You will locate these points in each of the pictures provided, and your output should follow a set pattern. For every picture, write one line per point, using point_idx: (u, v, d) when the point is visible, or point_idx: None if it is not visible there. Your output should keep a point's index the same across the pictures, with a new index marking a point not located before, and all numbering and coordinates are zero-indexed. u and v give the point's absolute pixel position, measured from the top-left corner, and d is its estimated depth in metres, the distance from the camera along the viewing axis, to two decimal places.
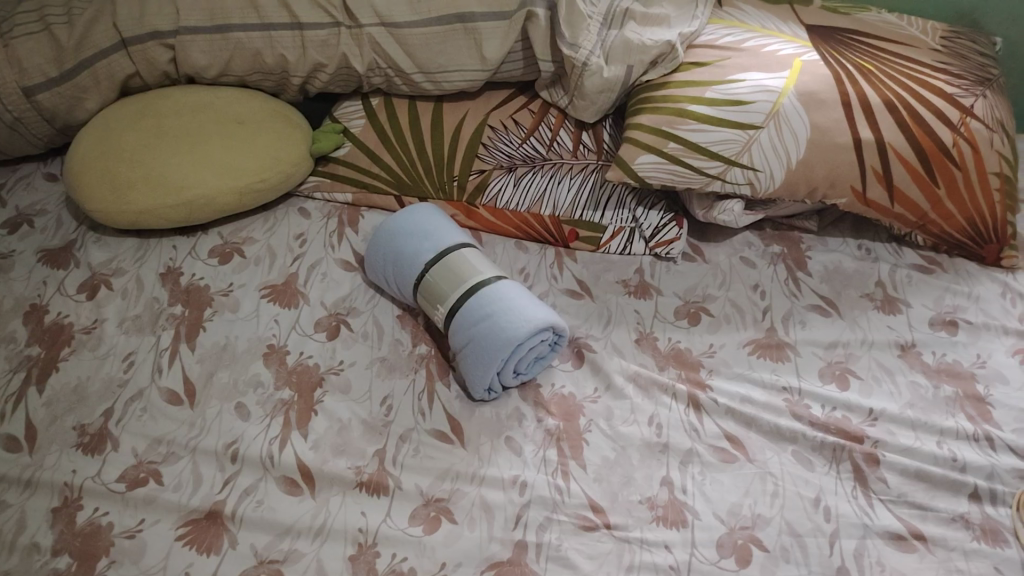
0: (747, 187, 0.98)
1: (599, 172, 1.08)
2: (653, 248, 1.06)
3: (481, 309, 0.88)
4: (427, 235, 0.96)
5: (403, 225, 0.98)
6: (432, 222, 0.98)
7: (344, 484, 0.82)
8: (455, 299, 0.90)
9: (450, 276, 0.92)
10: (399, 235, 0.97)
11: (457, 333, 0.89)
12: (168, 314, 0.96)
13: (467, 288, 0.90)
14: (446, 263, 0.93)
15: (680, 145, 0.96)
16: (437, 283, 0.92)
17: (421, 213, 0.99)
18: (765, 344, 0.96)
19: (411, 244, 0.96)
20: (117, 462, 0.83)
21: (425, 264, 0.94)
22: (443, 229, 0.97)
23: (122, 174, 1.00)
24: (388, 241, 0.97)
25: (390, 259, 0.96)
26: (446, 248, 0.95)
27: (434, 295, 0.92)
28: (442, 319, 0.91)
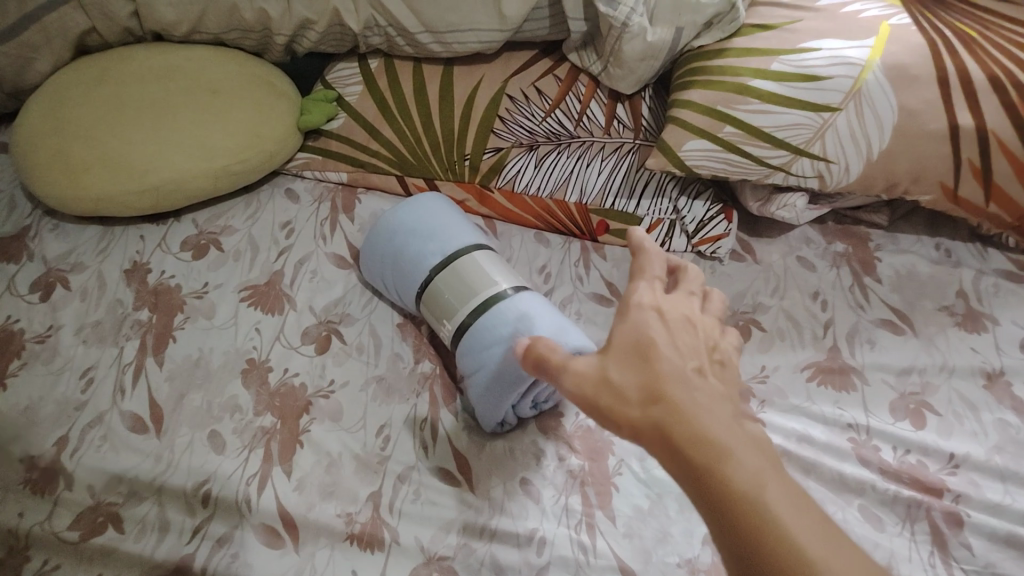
0: (814, 180, 0.85)
1: (636, 154, 0.91)
2: (696, 246, 0.92)
3: (496, 331, 0.74)
4: (433, 235, 0.82)
5: (404, 221, 0.83)
6: (439, 219, 0.83)
7: (332, 535, 0.70)
8: (464, 316, 0.76)
9: (459, 287, 0.77)
10: (399, 233, 0.82)
11: (466, 357, 0.75)
12: (133, 320, 0.83)
13: (479, 303, 0.76)
14: (453, 270, 0.78)
15: (739, 130, 0.81)
16: (443, 295, 0.78)
17: (426, 207, 0.84)
18: (827, 368, 0.82)
19: (413, 246, 0.81)
20: (70, 505, 0.71)
21: (429, 269, 0.79)
22: (451, 228, 0.82)
23: (73, 154, 0.85)
24: (387, 240, 0.83)
25: (389, 261, 0.82)
26: (453, 251, 0.80)
27: (440, 307, 0.78)
28: (450, 337, 0.78)
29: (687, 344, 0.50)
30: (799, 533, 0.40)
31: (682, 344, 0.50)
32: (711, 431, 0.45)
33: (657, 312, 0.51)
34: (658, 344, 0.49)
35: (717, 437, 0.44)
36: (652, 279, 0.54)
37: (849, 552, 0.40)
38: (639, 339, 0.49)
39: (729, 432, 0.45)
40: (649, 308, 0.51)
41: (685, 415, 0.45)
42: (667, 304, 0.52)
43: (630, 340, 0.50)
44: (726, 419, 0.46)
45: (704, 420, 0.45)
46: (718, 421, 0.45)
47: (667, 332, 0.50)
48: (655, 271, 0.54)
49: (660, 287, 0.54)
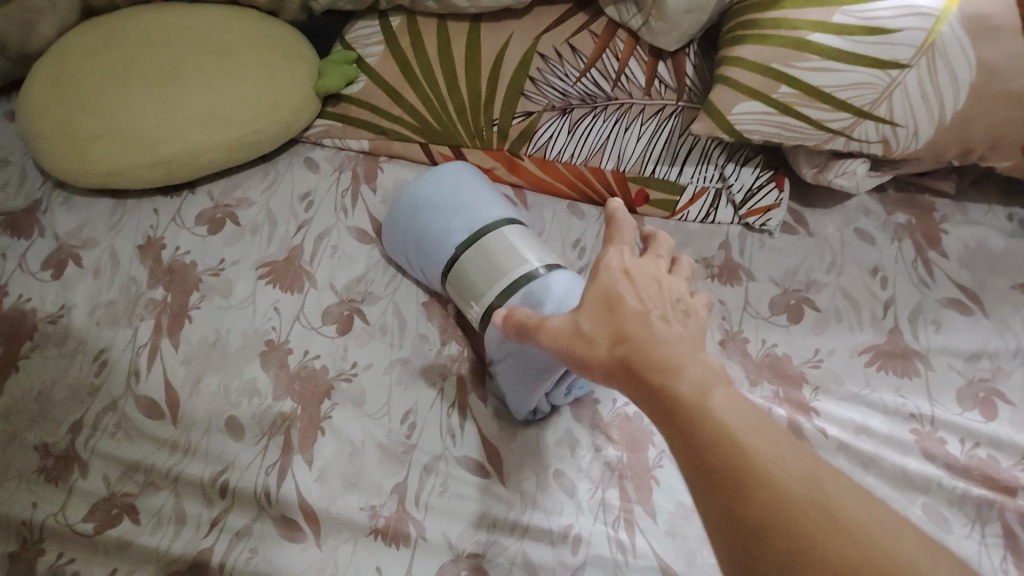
0: (878, 145, 0.77)
1: (679, 118, 0.84)
2: (744, 217, 0.85)
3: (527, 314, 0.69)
4: (458, 209, 0.76)
5: (426, 195, 0.77)
6: (463, 191, 0.77)
7: (356, 530, 0.67)
8: (492, 297, 0.70)
9: (486, 267, 0.71)
10: (423, 207, 0.77)
11: (494, 342, 0.70)
12: (147, 300, 0.79)
13: (507, 284, 0.70)
14: (480, 248, 0.72)
15: (796, 91, 0.73)
16: (469, 275, 0.72)
17: (449, 178, 0.78)
18: (888, 353, 0.76)
19: (437, 221, 0.76)
20: (86, 495, 0.69)
21: (455, 247, 0.74)
22: (477, 202, 0.76)
23: (83, 124, 0.80)
24: (408, 215, 0.77)
25: (412, 237, 0.77)
26: (480, 227, 0.74)
27: (467, 287, 0.72)
28: (478, 319, 0.72)
29: (653, 296, 0.51)
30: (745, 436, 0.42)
31: (645, 298, 0.50)
32: (668, 355, 0.46)
33: (623, 272, 0.51)
34: (625, 294, 0.50)
35: (673, 359, 0.46)
36: (626, 245, 0.54)
37: (793, 450, 0.42)
38: (607, 292, 0.50)
39: (684, 355, 0.47)
40: (617, 269, 0.52)
41: (647, 350, 0.47)
42: (637, 267, 0.52)
43: (599, 295, 0.50)
44: (685, 349, 0.47)
45: (662, 352, 0.46)
46: (675, 349, 0.47)
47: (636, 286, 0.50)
48: (626, 237, 0.54)
49: (632, 251, 0.54)
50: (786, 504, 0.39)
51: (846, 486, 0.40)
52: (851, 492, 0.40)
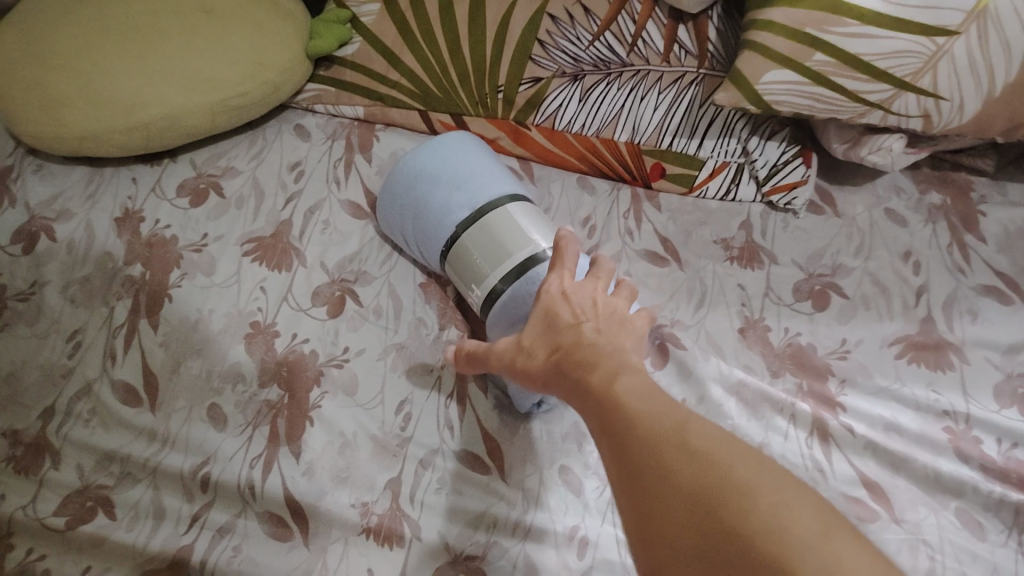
0: (918, 120, 0.71)
1: (700, 87, 0.77)
2: (767, 195, 0.79)
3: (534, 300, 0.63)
4: (459, 183, 0.70)
5: (423, 166, 0.71)
6: (463, 163, 0.71)
7: (345, 529, 0.62)
8: (495, 281, 0.65)
9: (490, 247, 0.66)
10: (420, 180, 0.71)
11: (500, 328, 0.65)
12: (124, 277, 0.74)
13: (512, 266, 0.64)
14: (483, 227, 0.67)
15: (831, 59, 0.67)
16: (472, 256, 0.66)
17: (447, 148, 0.72)
18: (919, 344, 0.70)
19: (436, 195, 0.70)
20: (58, 486, 0.64)
21: (455, 224, 0.68)
22: (480, 175, 0.70)
23: (52, 86, 0.74)
24: (405, 189, 0.71)
25: (411, 214, 0.71)
26: (483, 204, 0.68)
27: (468, 269, 0.67)
28: (479, 304, 0.67)
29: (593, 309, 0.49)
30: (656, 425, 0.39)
31: (577, 314, 0.49)
32: (585, 349, 0.46)
33: (558, 296, 0.50)
34: (558, 312, 0.49)
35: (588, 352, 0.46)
36: (566, 272, 0.52)
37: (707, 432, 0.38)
38: (547, 310, 0.50)
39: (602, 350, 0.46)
40: (557, 294, 0.51)
41: (576, 352, 0.46)
42: (573, 290, 0.51)
43: (540, 313, 0.50)
44: (616, 349, 0.46)
45: (591, 353, 0.46)
46: (595, 345, 0.46)
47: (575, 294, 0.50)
48: (569, 262, 0.53)
49: (571, 276, 0.52)
50: (665, 464, 0.37)
51: (740, 446, 0.37)
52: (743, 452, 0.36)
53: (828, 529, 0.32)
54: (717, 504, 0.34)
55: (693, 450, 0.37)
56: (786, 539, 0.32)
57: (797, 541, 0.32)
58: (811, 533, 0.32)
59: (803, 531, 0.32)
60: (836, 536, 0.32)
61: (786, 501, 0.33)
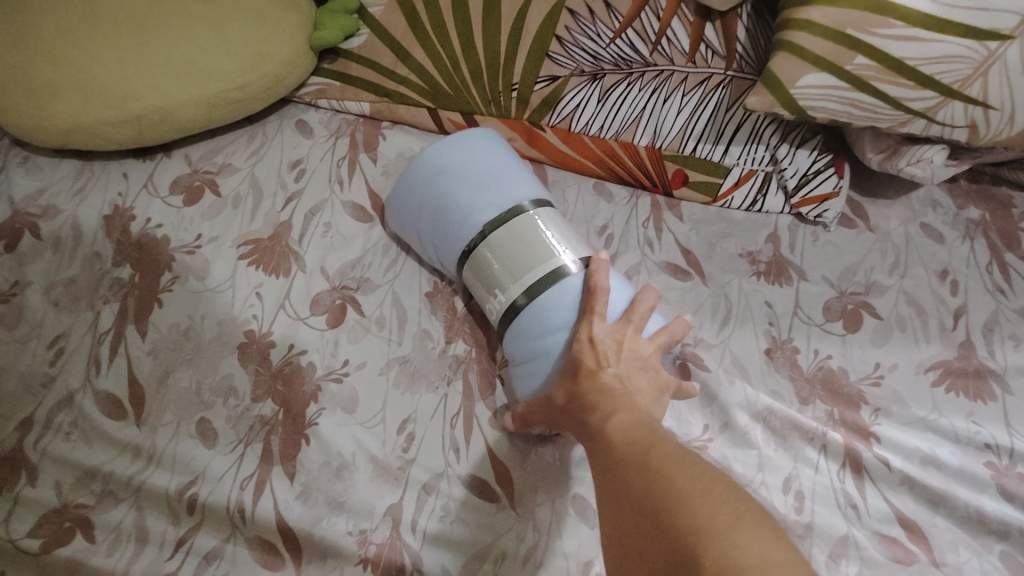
0: (963, 130, 0.66)
1: (728, 89, 0.71)
2: (796, 207, 0.75)
3: (563, 313, 0.59)
4: (486, 182, 0.64)
5: (450, 161, 0.65)
6: (491, 162, 0.66)
7: (342, 558, 0.58)
8: (523, 290, 0.60)
9: (518, 254, 0.61)
10: (445, 175, 0.65)
11: (518, 341, 0.60)
12: (112, 280, 0.69)
13: (542, 276, 0.60)
14: (511, 232, 0.61)
15: (874, 62, 0.62)
16: (497, 261, 0.61)
17: (476, 144, 0.67)
18: (959, 371, 0.66)
19: (460, 193, 0.64)
20: (33, 505, 0.59)
21: (480, 227, 0.63)
22: (508, 176, 0.65)
23: (40, 74, 0.69)
24: (426, 183, 0.66)
25: (429, 210, 0.66)
26: (512, 207, 0.63)
27: (490, 274, 0.62)
28: (496, 313, 0.62)
29: (614, 356, 0.54)
30: (633, 452, 0.44)
31: (602, 360, 0.53)
32: (592, 394, 0.52)
33: (586, 342, 0.55)
34: (582, 358, 0.54)
35: (593, 396, 0.51)
36: (597, 316, 0.56)
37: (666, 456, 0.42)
38: (571, 359, 0.55)
39: (602, 393, 0.51)
40: (584, 339, 0.55)
41: (580, 394, 0.52)
42: (602, 335, 0.55)
43: (568, 363, 0.55)
44: (616, 388, 0.51)
45: (596, 394, 0.52)
46: (605, 390, 0.51)
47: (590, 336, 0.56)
48: (600, 306, 0.57)
49: (603, 319, 0.56)
50: (630, 484, 0.42)
51: (694, 466, 0.41)
52: (695, 469, 0.40)
53: (735, 519, 0.35)
54: (654, 508, 0.39)
55: (652, 472, 0.41)
56: (692, 524, 0.36)
57: (707, 529, 0.35)
58: (725, 528, 0.35)
59: (714, 522, 0.35)
60: (741, 524, 0.35)
61: (710, 501, 0.37)
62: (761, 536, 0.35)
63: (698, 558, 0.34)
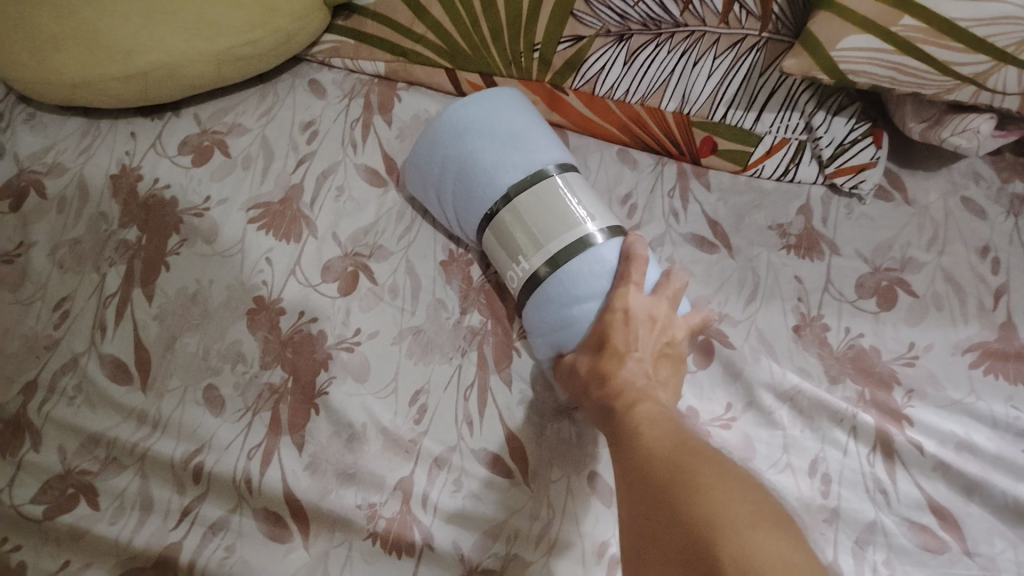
0: (1015, 99, 0.62)
1: (762, 52, 0.67)
2: (830, 177, 0.71)
3: (596, 281, 0.55)
4: (515, 142, 0.60)
5: (477, 115, 0.60)
6: (522, 120, 0.61)
7: (350, 531, 0.56)
8: (551, 256, 0.56)
9: (548, 216, 0.56)
10: (472, 131, 0.60)
11: (541, 311, 0.57)
12: (118, 242, 0.67)
13: (572, 242, 0.56)
14: (541, 193, 0.57)
15: (921, 24, 0.58)
16: (521, 226, 0.57)
17: (506, 101, 0.62)
18: (998, 354, 0.63)
19: (488, 151, 0.59)
20: (37, 469, 0.58)
21: (507, 187, 0.58)
22: (539, 137, 0.61)
23: (40, 25, 0.67)
24: (450, 139, 0.61)
25: (452, 170, 0.61)
26: (543, 169, 0.58)
27: (516, 236, 0.57)
28: (516, 282, 0.58)
29: (643, 337, 0.53)
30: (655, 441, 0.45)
31: (630, 342, 0.53)
32: (615, 381, 0.52)
33: (621, 314, 0.53)
34: (610, 333, 0.53)
35: (617, 383, 0.51)
36: (634, 285, 0.54)
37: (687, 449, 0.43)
38: (598, 331, 0.54)
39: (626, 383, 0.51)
40: (617, 309, 0.53)
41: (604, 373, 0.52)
42: (637, 307, 0.53)
43: (595, 334, 0.54)
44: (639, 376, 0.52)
45: (619, 376, 0.52)
46: (632, 376, 0.52)
47: None
48: (636, 276, 0.54)
49: (639, 289, 0.54)
50: (649, 472, 0.42)
51: (716, 461, 0.41)
52: (716, 464, 0.40)
53: (753, 520, 0.35)
54: (673, 496, 0.39)
55: (674, 463, 0.41)
56: (710, 520, 0.36)
57: (724, 525, 0.35)
58: (743, 526, 0.35)
59: (732, 519, 0.35)
60: (759, 524, 0.35)
61: (729, 498, 0.37)
62: (776, 537, 0.35)
63: (714, 555, 0.34)
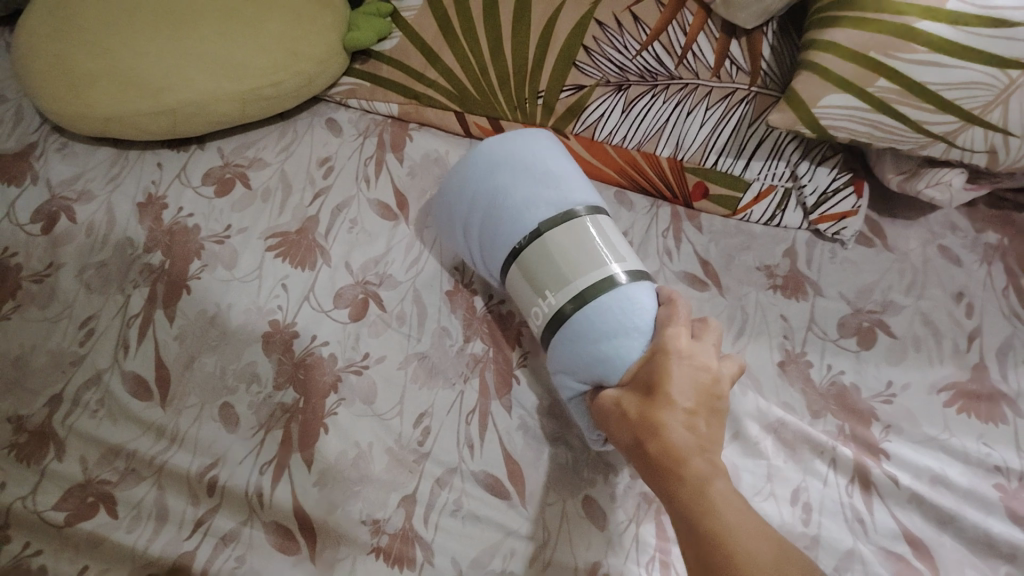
0: (983, 155, 0.67)
1: (751, 104, 0.72)
2: (814, 223, 0.76)
3: (628, 318, 0.53)
4: (548, 180, 0.60)
5: (512, 154, 0.62)
6: (557, 161, 0.62)
7: (355, 546, 0.59)
8: (580, 290, 0.55)
9: (580, 252, 0.56)
10: (506, 168, 0.61)
11: (569, 349, 0.55)
12: (143, 265, 0.71)
13: (602, 278, 0.55)
14: (574, 230, 0.57)
15: (895, 86, 0.63)
16: (552, 261, 0.56)
17: (540, 142, 0.63)
18: (971, 394, 0.66)
19: (520, 187, 0.60)
20: (58, 479, 0.61)
21: (538, 221, 0.58)
22: (571, 177, 0.61)
23: (79, 62, 0.72)
24: (485, 174, 0.62)
25: (482, 205, 0.62)
26: (572, 209, 0.58)
27: (544, 270, 0.57)
28: (541, 317, 0.57)
29: (697, 387, 0.48)
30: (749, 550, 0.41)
31: (681, 392, 0.47)
32: (678, 442, 0.46)
33: (673, 353, 0.49)
34: (662, 381, 0.48)
35: (680, 444, 0.46)
36: (679, 324, 0.51)
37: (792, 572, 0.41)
38: (651, 375, 0.49)
39: (690, 447, 0.46)
40: (673, 352, 0.49)
41: (660, 429, 0.46)
42: (688, 350, 0.50)
43: (644, 376, 0.49)
44: (700, 438, 0.46)
45: (678, 438, 0.46)
46: (692, 439, 0.46)
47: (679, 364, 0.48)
48: (680, 318, 0.52)
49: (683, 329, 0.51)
50: None
51: None
52: None
53: None
54: None
55: None
56: None
57: None
58: None
59: None
60: None
61: None
62: None
63: None
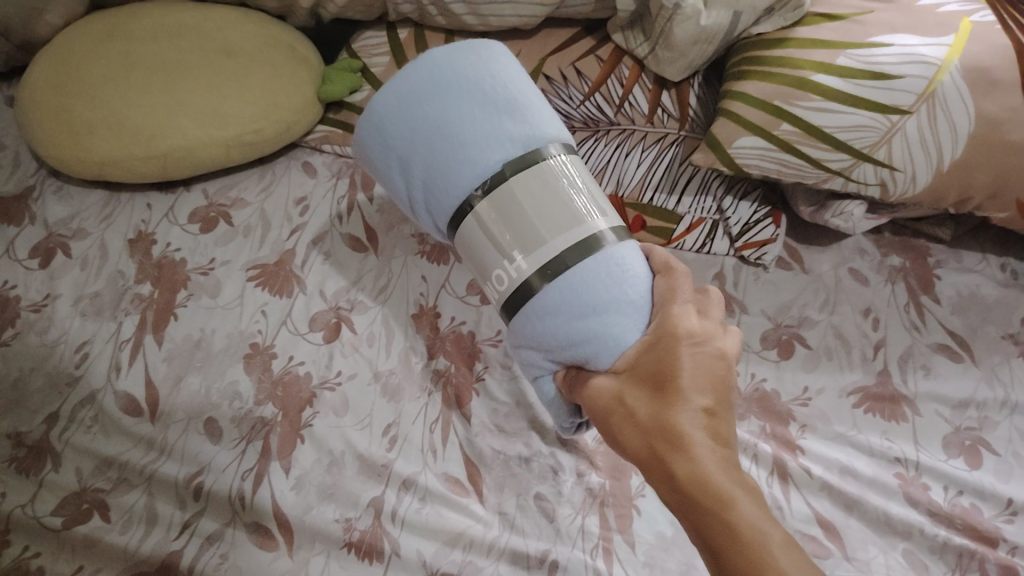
0: (876, 188, 0.77)
1: (680, 147, 0.83)
2: (740, 250, 0.84)
3: (625, 288, 0.54)
4: (507, 110, 0.57)
5: (469, 77, 0.58)
6: (515, 85, 0.58)
7: (329, 541, 0.66)
8: (559, 251, 0.54)
9: (560, 209, 0.55)
10: (457, 94, 0.57)
11: (557, 318, 0.54)
12: (134, 295, 0.78)
13: (583, 236, 0.55)
14: (551, 183, 0.56)
15: (797, 128, 0.73)
16: (529, 214, 0.55)
17: (496, 62, 0.59)
18: (877, 396, 0.75)
19: (475, 117, 0.56)
20: (55, 488, 0.68)
21: (502, 162, 0.56)
22: (533, 106, 0.58)
23: (79, 115, 0.80)
24: (429, 96, 0.57)
25: (432, 130, 0.57)
26: (541, 150, 0.57)
27: (516, 227, 0.55)
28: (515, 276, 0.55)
29: (710, 386, 0.51)
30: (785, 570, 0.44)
31: (694, 392, 0.50)
32: (700, 454, 0.48)
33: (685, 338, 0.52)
34: (677, 386, 0.50)
35: (701, 456, 0.48)
36: (680, 298, 0.54)
37: None
38: (662, 373, 0.51)
39: (713, 454, 0.49)
40: (682, 342, 0.52)
41: (682, 440, 0.49)
42: (696, 333, 0.52)
43: (653, 372, 0.51)
44: (716, 449, 0.49)
45: (699, 451, 0.48)
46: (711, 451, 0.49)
47: (689, 365, 0.51)
48: (682, 294, 0.55)
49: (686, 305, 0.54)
50: None
51: None
52: None
53: None
54: None
55: None
56: None
57: None
58: None
59: None
60: None
61: None
62: None
63: None
